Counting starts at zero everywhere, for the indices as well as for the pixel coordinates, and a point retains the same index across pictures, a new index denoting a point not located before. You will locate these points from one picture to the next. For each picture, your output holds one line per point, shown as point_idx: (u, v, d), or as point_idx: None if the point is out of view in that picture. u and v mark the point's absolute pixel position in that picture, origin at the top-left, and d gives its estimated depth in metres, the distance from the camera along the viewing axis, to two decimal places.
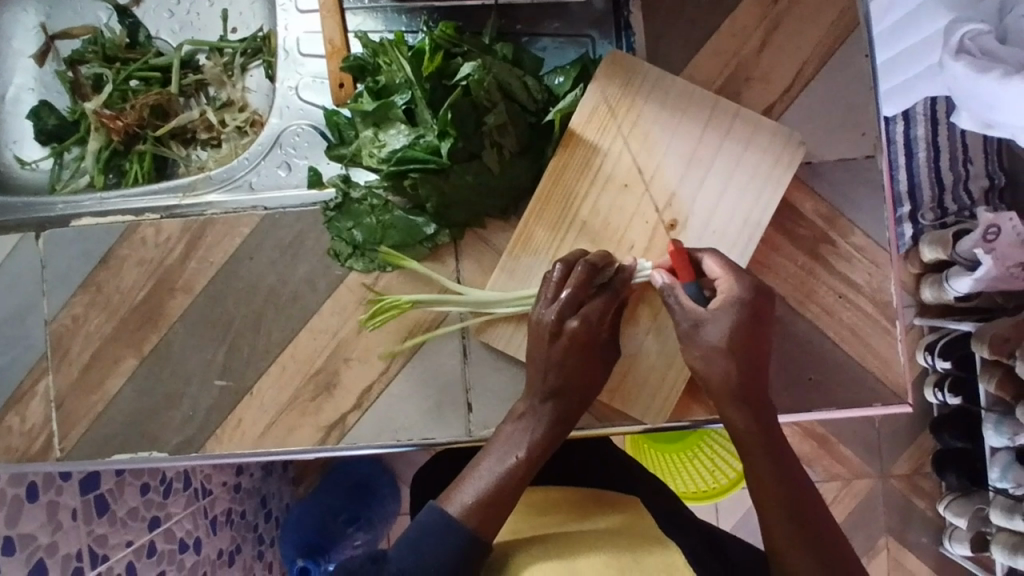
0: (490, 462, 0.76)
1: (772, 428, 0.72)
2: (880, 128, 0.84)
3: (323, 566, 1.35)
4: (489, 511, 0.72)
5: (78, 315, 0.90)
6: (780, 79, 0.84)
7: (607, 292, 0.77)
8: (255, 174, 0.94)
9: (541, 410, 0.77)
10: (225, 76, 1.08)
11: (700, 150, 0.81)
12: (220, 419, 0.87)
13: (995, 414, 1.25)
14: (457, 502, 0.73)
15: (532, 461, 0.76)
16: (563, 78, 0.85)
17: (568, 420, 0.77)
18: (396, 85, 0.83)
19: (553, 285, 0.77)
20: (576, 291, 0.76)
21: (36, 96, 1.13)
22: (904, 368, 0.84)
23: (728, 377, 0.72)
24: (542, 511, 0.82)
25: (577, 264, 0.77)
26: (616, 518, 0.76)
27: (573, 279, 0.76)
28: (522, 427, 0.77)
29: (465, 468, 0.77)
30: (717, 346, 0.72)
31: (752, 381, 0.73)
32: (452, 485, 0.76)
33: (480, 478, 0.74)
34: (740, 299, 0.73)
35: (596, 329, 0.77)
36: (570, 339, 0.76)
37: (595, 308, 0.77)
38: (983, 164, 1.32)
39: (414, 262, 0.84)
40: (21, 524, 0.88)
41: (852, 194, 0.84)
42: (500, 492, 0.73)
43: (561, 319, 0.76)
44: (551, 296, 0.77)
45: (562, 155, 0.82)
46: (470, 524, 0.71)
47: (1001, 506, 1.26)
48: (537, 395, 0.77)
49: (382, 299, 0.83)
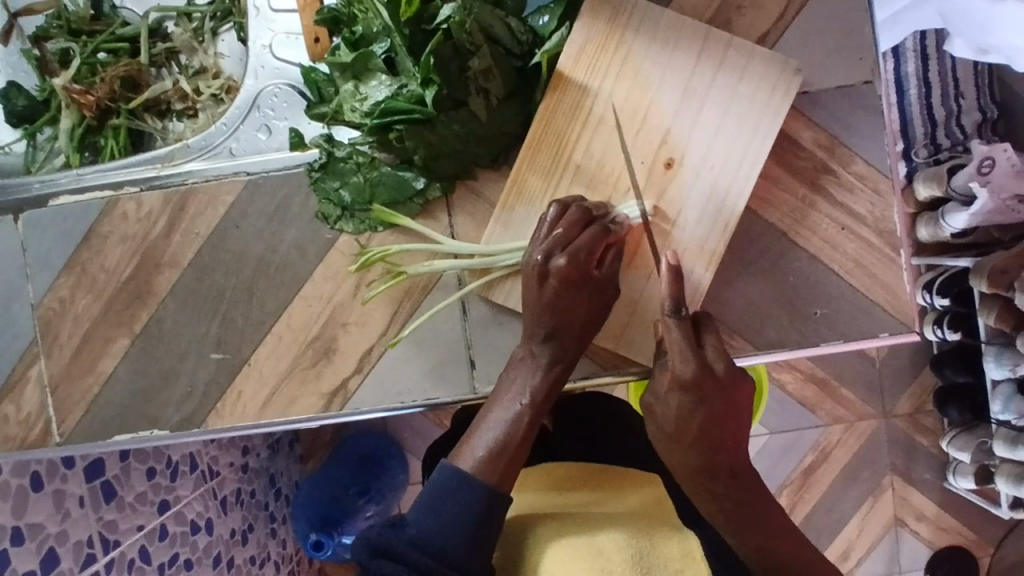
0: (496, 412, 0.75)
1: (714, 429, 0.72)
2: (876, 52, 0.81)
3: (336, 539, 1.38)
4: (502, 462, 0.72)
5: (65, 297, 0.87)
6: (772, 5, 0.81)
7: (594, 227, 0.74)
8: (235, 140, 0.91)
9: (539, 352, 0.76)
10: (196, 42, 1.04)
11: (693, 84, 0.78)
12: (218, 394, 0.85)
13: (995, 346, 1.25)
14: (469, 458, 0.72)
15: (537, 405, 0.75)
16: (548, 17, 0.81)
17: (566, 358, 0.76)
18: (374, 34, 0.80)
19: (547, 226, 0.75)
20: (567, 231, 0.74)
21: (3, 78, 1.09)
22: (909, 298, 0.83)
23: (680, 448, 0.73)
24: (554, 484, 0.82)
25: (572, 206, 0.75)
26: (633, 496, 0.77)
27: (565, 219, 0.75)
28: (523, 372, 0.76)
29: (477, 417, 0.77)
30: (669, 421, 0.73)
31: (714, 453, 0.72)
32: (461, 442, 0.75)
33: (495, 425, 0.74)
34: (686, 381, 0.71)
35: (587, 268, 0.74)
36: (558, 278, 0.74)
37: (583, 246, 0.74)
38: (975, 97, 1.29)
39: (409, 219, 0.81)
40: (28, 515, 0.84)
41: (852, 121, 0.82)
42: (509, 444, 0.72)
43: (547, 258, 0.74)
44: (543, 235, 0.75)
45: (550, 98, 0.79)
46: (488, 478, 0.70)
47: (1004, 438, 1.27)
48: (533, 337, 0.76)
49: (367, 252, 0.81)
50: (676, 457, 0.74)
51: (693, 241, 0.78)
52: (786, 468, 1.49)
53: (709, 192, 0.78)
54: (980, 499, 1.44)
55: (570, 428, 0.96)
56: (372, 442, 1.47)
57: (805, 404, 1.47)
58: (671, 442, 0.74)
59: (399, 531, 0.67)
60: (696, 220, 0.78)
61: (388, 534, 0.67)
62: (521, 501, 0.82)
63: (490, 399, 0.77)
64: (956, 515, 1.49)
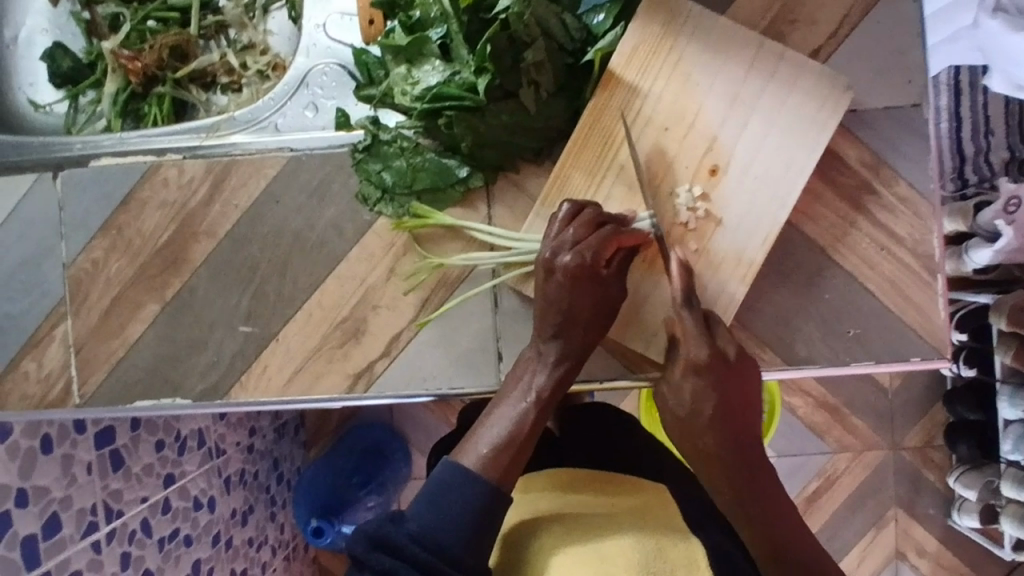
0: (502, 409, 0.75)
1: (727, 411, 0.73)
2: (926, 75, 0.81)
3: (336, 527, 1.40)
4: (505, 458, 0.72)
5: (98, 259, 0.88)
6: (826, 20, 0.81)
7: (609, 227, 0.74)
8: (281, 116, 0.92)
9: (546, 351, 0.76)
10: (246, 18, 1.05)
11: (743, 92, 0.78)
12: (244, 366, 0.86)
13: (1011, 386, 1.23)
14: (473, 454, 0.72)
15: (543, 403, 0.75)
16: (602, 16, 0.80)
17: (574, 357, 0.76)
18: (432, 19, 0.81)
19: (559, 223, 0.75)
20: (580, 232, 0.74)
21: (49, 38, 1.10)
22: (942, 324, 0.82)
23: (695, 437, 0.75)
24: (554, 483, 0.82)
25: (586, 207, 0.75)
26: (631, 498, 0.78)
27: (579, 219, 0.74)
28: (532, 370, 0.76)
29: (482, 414, 0.77)
30: (682, 410, 0.75)
31: (728, 443, 0.74)
32: (466, 439, 0.75)
33: (501, 422, 0.74)
34: (699, 364, 0.73)
35: (595, 267, 0.73)
36: (564, 275, 0.74)
37: (591, 246, 0.73)
38: (1004, 136, 1.26)
39: (443, 216, 0.81)
40: (35, 477, 0.84)
41: (898, 142, 0.82)
42: (516, 438, 0.73)
43: (554, 254, 0.74)
44: (556, 232, 0.75)
45: (600, 96, 0.79)
46: (491, 477, 0.71)
47: (1013, 477, 1.25)
48: (543, 335, 0.76)
49: (405, 219, 0.82)
50: (689, 447, 0.76)
51: (732, 249, 0.78)
52: (793, 492, 1.48)
53: (751, 201, 0.78)
54: (985, 539, 1.42)
55: (584, 435, 0.95)
56: (378, 433, 1.47)
57: (816, 430, 1.46)
58: (683, 429, 0.76)
59: (399, 524, 0.67)
60: (738, 228, 0.78)
61: (387, 525, 0.67)
62: (520, 501, 0.81)
63: (496, 397, 0.78)
64: (958, 553, 1.48)
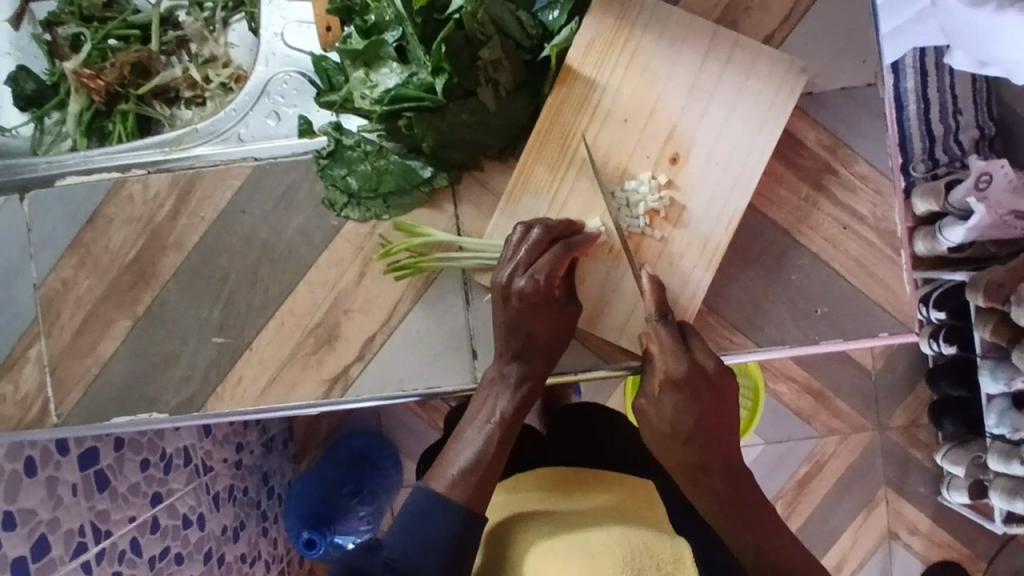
0: (470, 432, 0.77)
1: (705, 418, 0.74)
2: (880, 56, 0.82)
3: (330, 538, 1.36)
4: (475, 478, 0.73)
5: (67, 278, 0.87)
6: (779, 5, 0.83)
7: (558, 244, 0.75)
8: (244, 126, 0.93)
9: (508, 373, 0.77)
10: (207, 31, 1.06)
11: (701, 80, 0.79)
12: (220, 377, 0.85)
13: (991, 360, 1.24)
14: (445, 482, 0.73)
15: (506, 424, 0.76)
16: (557, 11, 0.81)
17: (536, 376, 0.77)
18: (386, 22, 0.82)
19: (513, 246, 0.76)
20: (532, 258, 0.75)
21: (12, 62, 1.09)
22: (910, 299, 0.83)
23: (676, 450, 0.75)
24: (536, 484, 0.82)
25: (534, 228, 0.76)
26: (609, 494, 0.78)
27: (530, 241, 0.75)
28: (495, 393, 0.77)
29: (451, 436, 0.78)
30: (663, 425, 0.75)
31: (705, 453, 0.75)
32: (438, 462, 0.76)
33: (471, 444, 0.75)
34: (679, 381, 0.73)
35: (549, 290, 0.75)
36: (520, 300, 0.75)
37: (544, 268, 0.74)
38: (973, 114, 1.28)
39: (431, 229, 0.82)
40: (20, 500, 0.83)
41: (855, 123, 0.83)
42: (481, 460, 0.74)
43: (510, 279, 0.75)
44: (511, 256, 0.76)
45: (559, 91, 0.80)
46: (463, 502, 0.71)
47: (998, 452, 1.27)
48: (502, 357, 0.77)
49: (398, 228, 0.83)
50: (670, 456, 0.76)
51: (696, 237, 0.79)
52: (780, 476, 1.49)
53: (714, 188, 0.79)
54: (972, 513, 1.43)
55: (573, 439, 0.95)
56: (367, 443, 1.47)
57: (801, 415, 1.47)
58: (666, 446, 0.76)
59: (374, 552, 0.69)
60: (702, 213, 0.79)
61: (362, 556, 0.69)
62: (504, 504, 0.81)
63: (463, 418, 0.79)
64: (948, 530, 1.49)
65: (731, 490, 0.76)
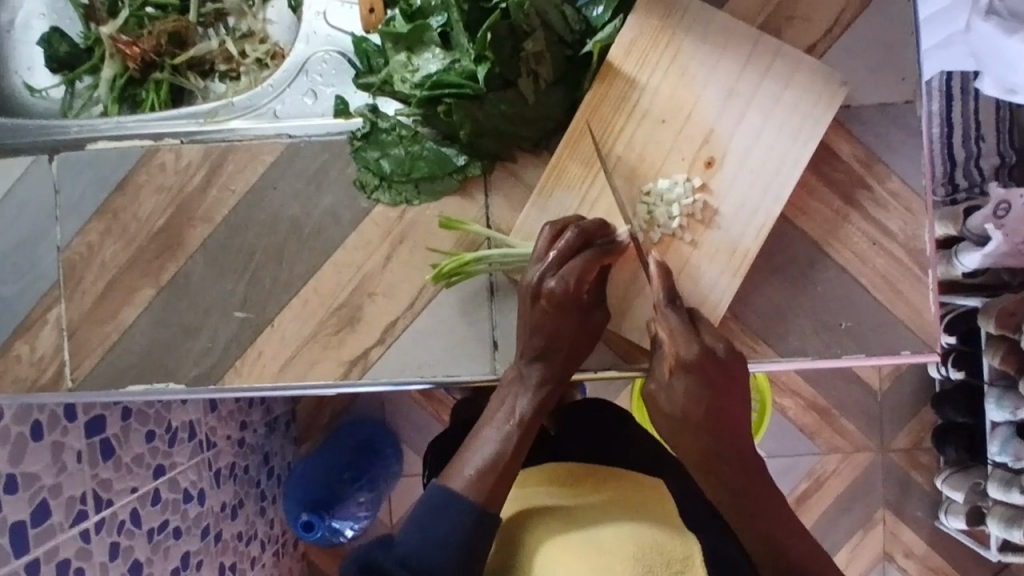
0: (490, 430, 0.77)
1: (715, 406, 0.72)
2: (921, 74, 0.82)
3: (327, 522, 1.38)
4: (491, 479, 0.73)
5: (93, 243, 0.87)
6: (823, 17, 0.82)
7: (590, 249, 0.74)
8: (280, 102, 0.93)
9: (530, 373, 0.77)
10: (246, 6, 1.06)
11: (739, 86, 0.79)
12: (239, 352, 0.86)
13: (997, 388, 1.24)
14: (461, 477, 0.73)
15: (526, 425, 0.76)
16: (601, 8, 0.81)
17: (558, 378, 0.77)
18: (432, 8, 0.83)
19: (542, 244, 0.76)
20: (562, 254, 0.74)
21: (46, 23, 1.09)
22: (932, 319, 0.83)
23: (686, 437, 0.74)
24: (551, 480, 0.81)
25: (567, 230, 0.75)
26: (620, 490, 0.77)
27: (561, 243, 0.74)
28: (516, 392, 0.77)
29: (471, 434, 0.79)
30: (673, 410, 0.74)
31: (716, 441, 0.74)
32: (455, 460, 0.76)
33: (489, 442, 0.75)
34: (689, 366, 0.71)
35: (577, 293, 0.74)
36: (548, 301, 0.75)
37: (575, 271, 0.74)
38: (996, 141, 1.25)
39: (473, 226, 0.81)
40: (25, 464, 0.84)
41: (892, 139, 0.83)
42: (497, 454, 0.74)
43: (540, 278, 0.75)
44: (541, 255, 0.76)
45: (598, 87, 0.80)
46: (478, 496, 0.71)
47: (999, 479, 1.26)
48: (525, 357, 0.78)
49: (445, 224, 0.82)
50: (681, 444, 0.75)
51: (726, 242, 0.79)
52: (781, 489, 1.49)
53: (745, 195, 0.79)
54: (970, 539, 1.43)
55: (581, 434, 0.95)
56: (370, 430, 1.47)
57: (805, 430, 1.47)
58: (676, 431, 0.75)
59: (388, 550, 0.69)
60: (732, 220, 0.79)
61: (376, 551, 0.69)
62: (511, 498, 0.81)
63: (484, 416, 0.79)
64: (944, 555, 1.49)
65: (744, 481, 0.75)
